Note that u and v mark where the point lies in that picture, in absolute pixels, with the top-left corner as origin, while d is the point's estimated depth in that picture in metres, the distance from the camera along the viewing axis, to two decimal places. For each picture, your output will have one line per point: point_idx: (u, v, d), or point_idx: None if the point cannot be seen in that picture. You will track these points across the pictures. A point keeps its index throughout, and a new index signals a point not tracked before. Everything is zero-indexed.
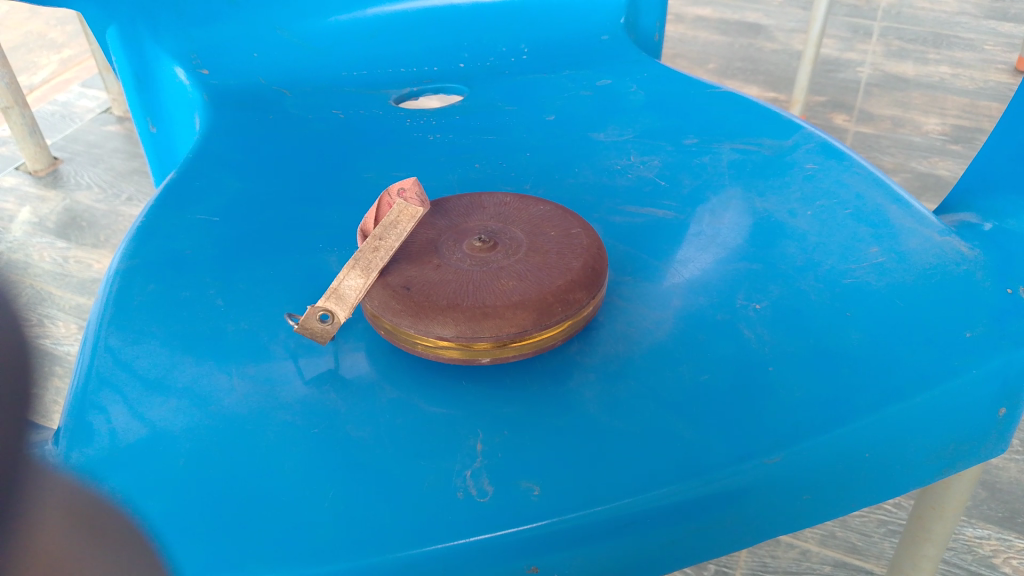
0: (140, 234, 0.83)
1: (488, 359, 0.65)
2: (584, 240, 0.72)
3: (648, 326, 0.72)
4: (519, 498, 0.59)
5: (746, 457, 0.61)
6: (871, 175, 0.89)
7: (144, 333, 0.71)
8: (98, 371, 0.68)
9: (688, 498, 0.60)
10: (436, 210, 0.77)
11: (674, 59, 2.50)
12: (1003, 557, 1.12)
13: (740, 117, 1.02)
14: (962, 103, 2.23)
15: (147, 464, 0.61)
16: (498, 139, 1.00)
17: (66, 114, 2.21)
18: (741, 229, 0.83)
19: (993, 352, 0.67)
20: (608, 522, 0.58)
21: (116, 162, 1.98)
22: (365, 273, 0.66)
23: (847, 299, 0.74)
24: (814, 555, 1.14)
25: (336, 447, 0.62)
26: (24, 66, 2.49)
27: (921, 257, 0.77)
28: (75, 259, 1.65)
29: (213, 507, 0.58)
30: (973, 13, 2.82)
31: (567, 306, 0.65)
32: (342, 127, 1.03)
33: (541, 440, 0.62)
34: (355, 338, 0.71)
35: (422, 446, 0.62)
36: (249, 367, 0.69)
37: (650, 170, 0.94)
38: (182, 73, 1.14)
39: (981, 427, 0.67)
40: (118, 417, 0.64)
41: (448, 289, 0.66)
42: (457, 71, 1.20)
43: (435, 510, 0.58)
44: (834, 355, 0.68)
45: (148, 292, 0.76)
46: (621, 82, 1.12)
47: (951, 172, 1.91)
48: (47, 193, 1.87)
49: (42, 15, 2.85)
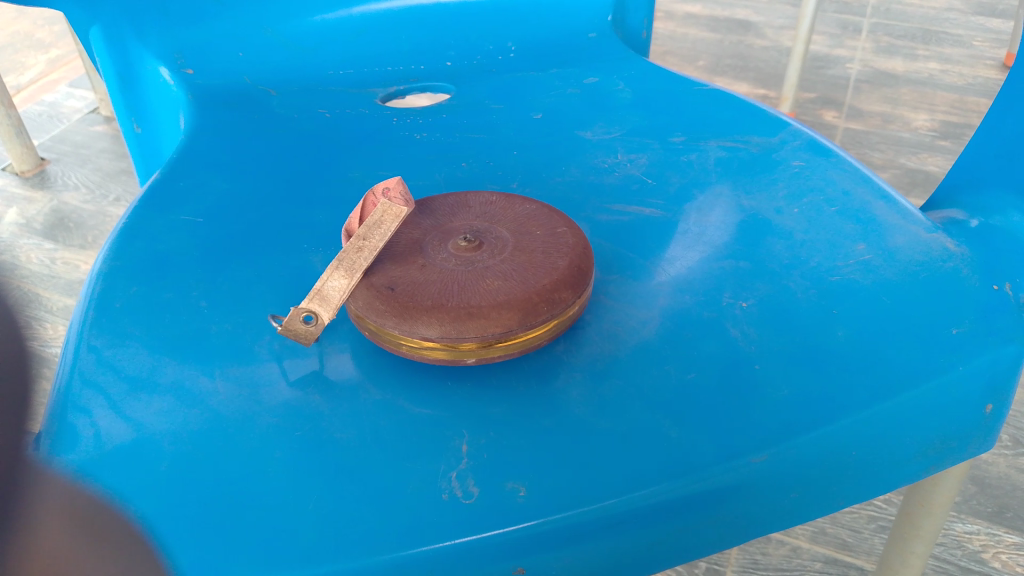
0: (124, 235, 0.82)
1: (474, 359, 0.64)
2: (570, 239, 0.72)
3: (635, 325, 0.72)
4: (505, 499, 0.58)
5: (733, 456, 0.61)
6: (858, 172, 0.89)
7: (127, 335, 0.71)
8: (81, 373, 0.67)
9: (675, 497, 0.60)
10: (421, 210, 0.76)
11: (664, 56, 2.50)
12: (992, 553, 1.12)
13: (727, 114, 1.02)
14: (952, 99, 2.24)
15: (129, 468, 0.60)
16: (485, 138, 1.00)
17: (53, 114, 2.19)
18: (728, 227, 0.83)
19: (980, 349, 0.67)
20: (595, 523, 0.58)
21: (104, 162, 1.97)
22: (349, 274, 0.65)
23: (834, 296, 0.73)
24: (805, 552, 1.14)
25: (320, 449, 0.61)
26: (11, 67, 2.47)
27: (908, 254, 0.77)
28: (63, 260, 1.64)
29: (196, 510, 0.58)
30: (961, 8, 2.82)
31: (553, 306, 0.65)
32: (327, 127, 1.02)
33: (526, 440, 0.62)
34: (340, 339, 0.71)
35: (407, 447, 0.61)
36: (233, 370, 0.68)
37: (638, 168, 0.93)
38: (167, 73, 1.13)
39: (968, 424, 0.67)
40: (100, 420, 0.64)
41: (433, 290, 0.66)
42: (444, 69, 1.19)
43: (420, 512, 0.57)
44: (821, 353, 0.68)
45: (131, 294, 0.75)
46: (609, 79, 1.12)
47: (940, 168, 1.92)
48: (34, 194, 1.85)
49: (28, 15, 2.82)
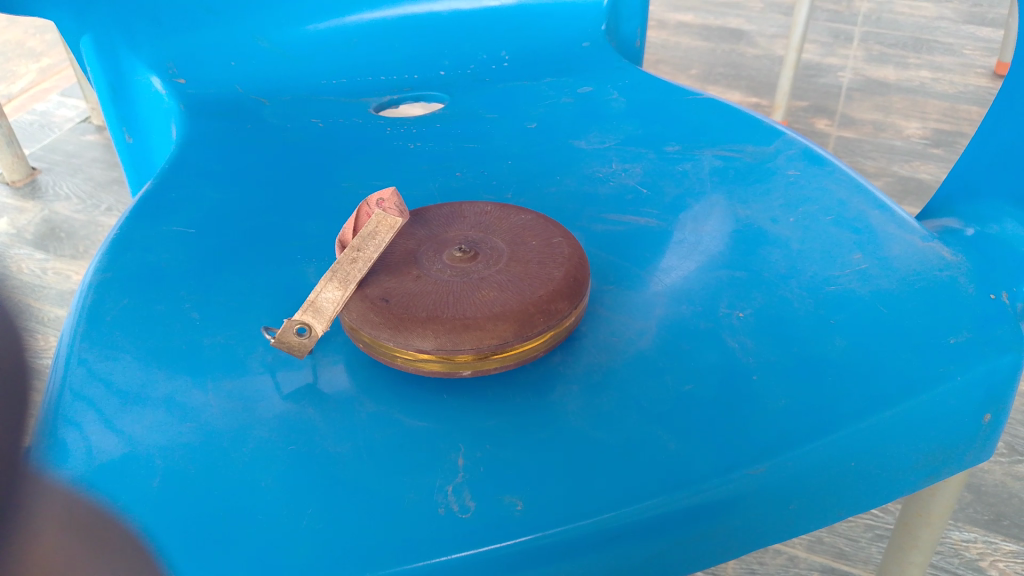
0: (115, 247, 0.82)
1: (469, 371, 0.64)
2: (566, 249, 0.71)
3: (632, 336, 0.71)
4: (502, 513, 0.58)
5: (731, 468, 0.61)
6: (853, 181, 0.89)
7: (119, 348, 0.70)
8: (71, 387, 0.66)
9: (674, 510, 0.59)
10: (417, 220, 0.76)
11: (657, 65, 2.50)
12: (989, 561, 1.12)
13: (722, 123, 1.02)
14: (943, 107, 2.25)
15: (120, 483, 0.59)
16: (478, 147, 0.99)
17: (44, 124, 2.18)
18: (724, 236, 0.83)
19: (977, 358, 0.66)
20: (593, 537, 0.58)
21: (95, 172, 1.96)
22: (343, 285, 0.64)
23: (832, 306, 0.73)
24: (802, 561, 1.13)
25: (314, 463, 0.61)
26: (2, 76, 2.46)
27: (905, 263, 0.77)
28: (54, 271, 1.63)
29: (187, 528, 0.57)
30: (951, 18, 2.85)
31: (549, 317, 0.64)
32: (321, 137, 1.01)
33: (523, 453, 0.61)
34: (334, 351, 0.70)
35: (402, 461, 0.61)
36: (225, 383, 0.67)
37: (633, 177, 0.93)
38: (158, 83, 1.12)
39: (966, 433, 0.67)
40: (91, 434, 0.63)
41: (427, 301, 0.65)
42: (438, 78, 1.19)
43: (416, 528, 0.56)
44: (819, 363, 0.68)
45: (122, 306, 0.74)
46: (603, 89, 1.11)
47: (933, 176, 1.92)
48: (25, 204, 1.84)
49: (19, 23, 2.81)
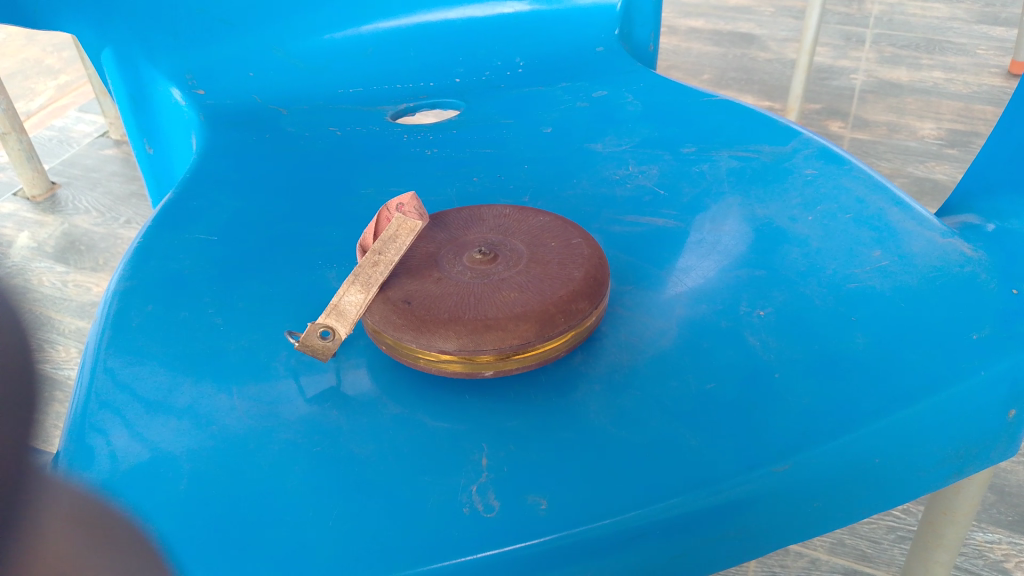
0: (139, 255, 0.83)
1: (491, 372, 0.64)
2: (585, 250, 0.72)
3: (652, 335, 0.72)
4: (526, 513, 0.58)
5: (756, 466, 0.60)
6: (871, 179, 0.89)
7: (143, 354, 0.71)
8: (98, 394, 0.67)
9: (698, 508, 0.59)
10: (436, 223, 0.76)
11: (669, 70, 2.50)
12: (1014, 562, 1.10)
13: (737, 124, 1.02)
14: (957, 107, 2.24)
15: (148, 486, 0.60)
16: (495, 152, 1.00)
17: (63, 138, 2.21)
18: (743, 236, 0.83)
19: (1001, 353, 0.66)
20: (615, 536, 0.58)
21: (114, 185, 1.98)
22: (365, 288, 0.65)
23: (852, 304, 0.73)
24: (824, 564, 1.12)
25: (339, 465, 0.61)
26: (21, 93, 2.49)
27: (924, 260, 0.77)
28: (74, 283, 1.65)
29: (215, 532, 0.57)
30: (964, 17, 2.84)
31: (569, 317, 0.65)
32: (340, 145, 1.02)
33: (545, 452, 0.62)
34: (356, 354, 0.71)
35: (426, 461, 0.61)
36: (250, 387, 0.68)
37: (649, 178, 0.93)
38: (178, 94, 1.15)
39: (990, 430, 0.66)
40: (119, 440, 0.63)
41: (449, 302, 0.66)
42: (452, 86, 1.21)
43: (441, 528, 0.57)
44: (840, 361, 0.68)
45: (147, 313, 0.75)
46: (617, 93, 1.12)
47: (948, 177, 1.91)
48: (45, 217, 1.86)
49: (38, 42, 2.86)
